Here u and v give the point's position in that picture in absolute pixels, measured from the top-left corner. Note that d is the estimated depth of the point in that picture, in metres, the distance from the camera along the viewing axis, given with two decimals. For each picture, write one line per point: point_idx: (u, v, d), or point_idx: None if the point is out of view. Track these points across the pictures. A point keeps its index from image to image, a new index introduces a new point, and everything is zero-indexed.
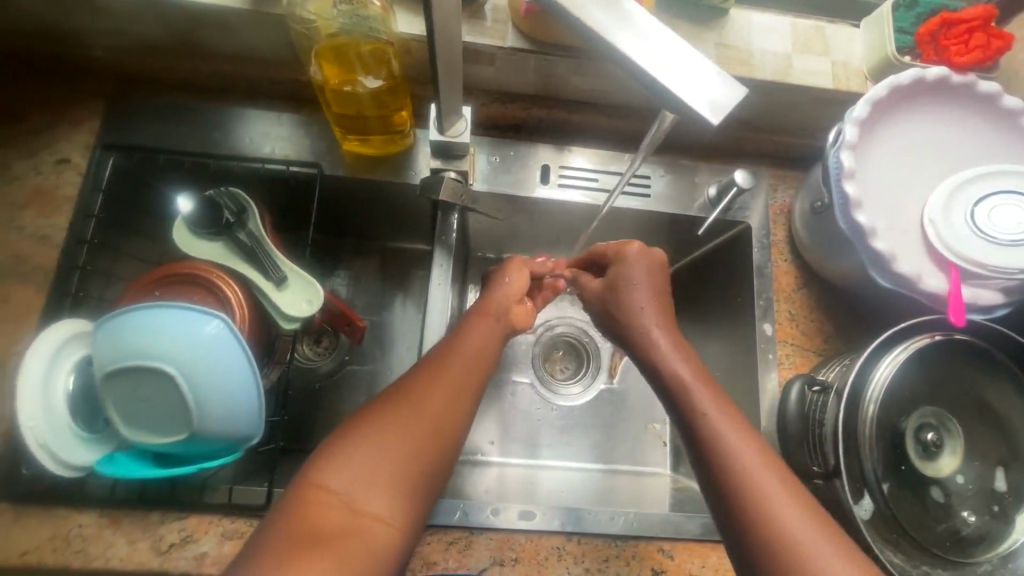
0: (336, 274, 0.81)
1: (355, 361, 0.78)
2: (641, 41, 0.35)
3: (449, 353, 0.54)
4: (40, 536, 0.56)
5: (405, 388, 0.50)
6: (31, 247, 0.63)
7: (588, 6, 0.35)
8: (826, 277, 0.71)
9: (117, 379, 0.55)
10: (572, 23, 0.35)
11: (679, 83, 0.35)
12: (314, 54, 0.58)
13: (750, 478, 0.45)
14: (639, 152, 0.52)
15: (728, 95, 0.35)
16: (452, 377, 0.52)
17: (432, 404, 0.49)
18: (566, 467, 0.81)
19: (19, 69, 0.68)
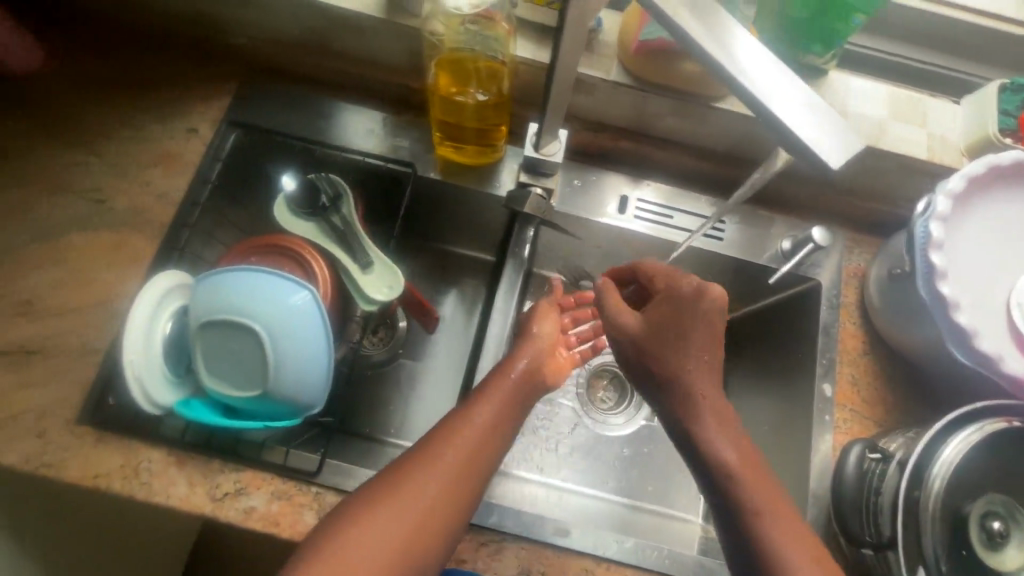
0: (405, 269, 0.85)
1: (406, 355, 0.81)
2: (759, 80, 0.37)
3: (453, 426, 0.55)
4: (113, 464, 0.60)
5: (403, 469, 0.51)
6: (152, 201, 0.70)
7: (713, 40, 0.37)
8: (894, 346, 0.70)
9: (211, 332, 0.60)
10: (699, 53, 0.37)
11: (798, 124, 0.36)
12: (434, 64, 0.63)
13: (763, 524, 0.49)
14: (731, 201, 0.61)
15: (846, 146, 0.36)
16: (471, 439, 0.54)
17: (443, 477, 0.51)
18: (594, 496, 0.80)
19: (170, 45, 0.76)
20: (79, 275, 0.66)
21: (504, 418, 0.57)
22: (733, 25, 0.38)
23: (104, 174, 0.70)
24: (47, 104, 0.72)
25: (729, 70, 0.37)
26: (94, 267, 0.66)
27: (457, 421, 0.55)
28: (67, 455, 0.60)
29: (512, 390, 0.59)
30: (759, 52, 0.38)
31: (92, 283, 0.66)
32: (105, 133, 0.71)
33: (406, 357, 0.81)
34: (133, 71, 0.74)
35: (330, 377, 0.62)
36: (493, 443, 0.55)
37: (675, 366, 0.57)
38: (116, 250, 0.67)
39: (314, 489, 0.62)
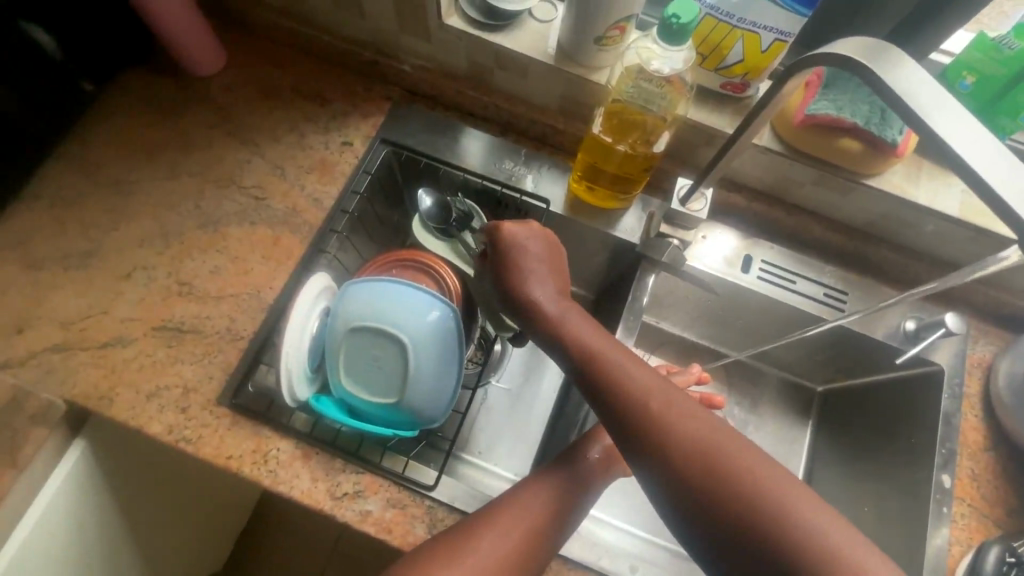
0: None
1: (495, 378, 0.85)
2: (1005, 178, 0.36)
3: (513, 496, 0.59)
4: (245, 447, 0.64)
5: (467, 527, 0.56)
6: (306, 205, 0.75)
7: (960, 135, 0.36)
8: (1020, 446, 0.67)
9: (358, 337, 0.63)
10: (940, 147, 0.37)
11: None
12: (600, 112, 0.68)
13: (741, 480, 0.43)
14: (937, 282, 0.49)
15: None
16: (549, 495, 0.59)
17: (522, 522, 0.57)
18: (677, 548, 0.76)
19: (336, 64, 0.82)
20: (236, 265, 0.71)
21: (564, 500, 0.60)
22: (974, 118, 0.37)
23: (266, 174, 0.76)
24: (226, 106, 0.79)
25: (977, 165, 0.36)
26: (249, 259, 0.72)
27: (517, 492, 0.59)
28: (205, 432, 0.64)
29: (578, 485, 0.62)
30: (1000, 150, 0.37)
31: (247, 273, 0.71)
32: (272, 138, 0.78)
33: (493, 380, 0.85)
34: (302, 84, 0.81)
35: (454, 394, 0.66)
36: (562, 518, 0.59)
37: (571, 334, 0.54)
38: (271, 246, 0.72)
39: (427, 503, 0.63)
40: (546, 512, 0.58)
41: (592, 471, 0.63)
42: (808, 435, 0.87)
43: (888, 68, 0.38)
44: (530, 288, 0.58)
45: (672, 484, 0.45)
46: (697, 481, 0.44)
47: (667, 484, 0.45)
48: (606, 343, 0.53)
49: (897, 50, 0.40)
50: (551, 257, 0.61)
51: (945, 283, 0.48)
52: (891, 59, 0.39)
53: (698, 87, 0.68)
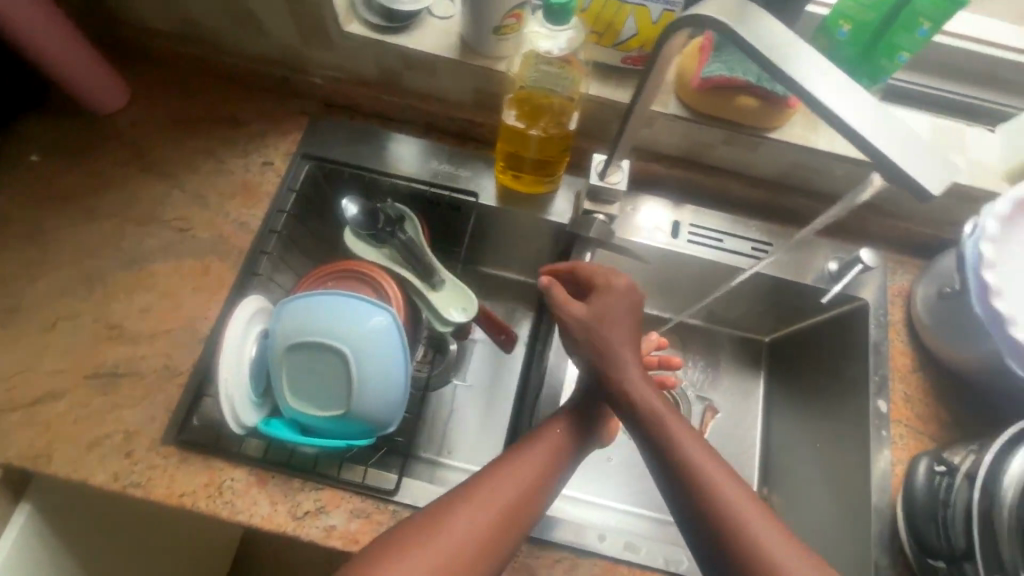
0: None
1: (459, 377, 0.84)
2: (856, 111, 0.39)
3: (493, 470, 0.57)
4: (198, 483, 0.62)
5: (443, 505, 0.54)
6: (232, 230, 0.73)
7: (811, 76, 0.39)
8: (944, 363, 0.72)
9: (297, 353, 0.62)
10: (794, 87, 0.39)
11: (899, 153, 0.38)
12: (508, 100, 0.68)
13: (747, 524, 0.49)
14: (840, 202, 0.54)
15: (938, 177, 0.38)
16: (539, 460, 0.58)
17: (504, 492, 0.55)
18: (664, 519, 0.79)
19: (246, 85, 0.80)
20: (166, 301, 0.69)
21: (549, 472, 0.58)
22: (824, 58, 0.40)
23: (186, 204, 0.74)
24: (136, 141, 0.77)
25: (827, 102, 0.39)
26: (179, 292, 0.70)
27: (499, 465, 0.57)
28: (154, 474, 0.62)
29: (561, 452, 0.60)
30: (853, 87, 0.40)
31: (179, 307, 0.69)
32: (188, 167, 0.76)
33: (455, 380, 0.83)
34: (212, 108, 0.79)
35: (406, 396, 0.65)
36: (553, 481, 0.58)
37: (637, 385, 0.57)
38: (200, 276, 0.71)
39: (392, 507, 0.63)
40: (527, 485, 0.56)
41: (575, 439, 0.61)
42: (762, 384, 0.90)
43: (743, 21, 0.41)
44: (609, 336, 0.59)
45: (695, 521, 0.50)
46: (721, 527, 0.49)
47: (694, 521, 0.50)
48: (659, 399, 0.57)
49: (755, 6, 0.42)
50: (632, 314, 0.61)
51: (846, 203, 0.53)
52: (747, 13, 0.41)
53: (602, 65, 0.70)
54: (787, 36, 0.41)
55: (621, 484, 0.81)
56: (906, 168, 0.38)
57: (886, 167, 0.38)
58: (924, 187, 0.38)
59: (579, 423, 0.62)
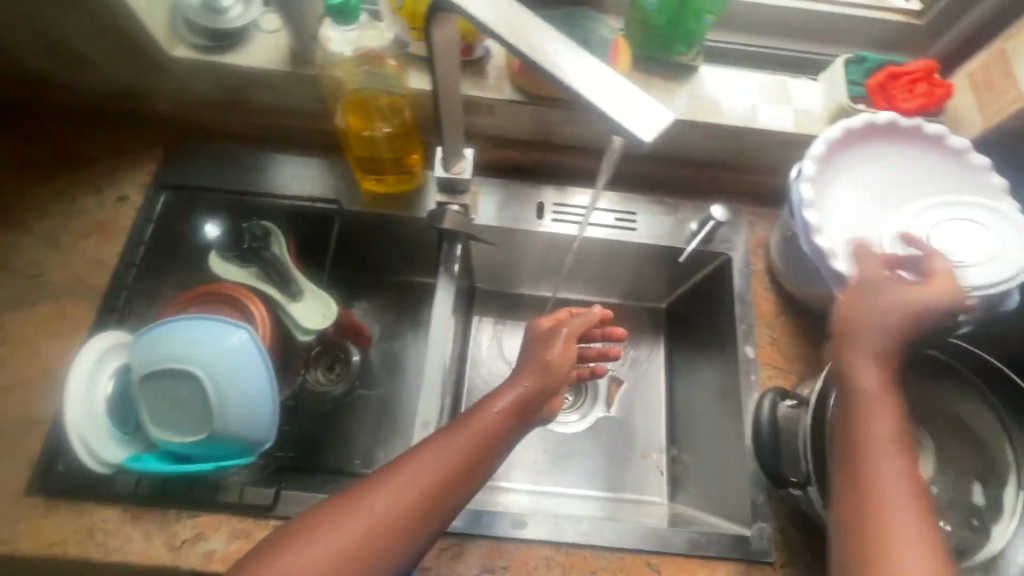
0: (360, 306, 0.88)
1: (364, 386, 0.83)
2: (569, 67, 0.39)
3: (418, 450, 0.54)
4: (67, 529, 0.61)
5: (366, 484, 0.51)
6: (88, 270, 0.72)
7: (525, 38, 0.40)
8: (803, 303, 0.75)
9: (151, 383, 0.62)
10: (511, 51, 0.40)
11: (609, 102, 0.38)
12: (341, 106, 0.68)
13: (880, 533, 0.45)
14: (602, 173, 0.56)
15: (654, 121, 0.37)
16: (479, 432, 0.56)
17: (438, 460, 0.53)
18: (584, 493, 0.84)
19: (92, 122, 0.79)
20: (23, 351, 0.68)
21: (479, 454, 0.55)
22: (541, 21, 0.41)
23: (39, 250, 0.73)
24: None
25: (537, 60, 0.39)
26: (36, 340, 0.68)
27: (426, 444, 0.55)
28: (19, 528, 0.61)
29: (498, 429, 0.57)
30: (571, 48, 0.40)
31: (37, 355, 0.68)
32: (37, 212, 0.74)
33: (363, 390, 0.83)
34: (58, 150, 0.77)
35: (276, 410, 0.64)
36: (495, 452, 0.56)
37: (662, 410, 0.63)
38: (57, 320, 0.70)
39: (273, 522, 0.63)
40: (449, 466, 0.53)
41: (512, 417, 0.58)
42: (662, 349, 0.93)
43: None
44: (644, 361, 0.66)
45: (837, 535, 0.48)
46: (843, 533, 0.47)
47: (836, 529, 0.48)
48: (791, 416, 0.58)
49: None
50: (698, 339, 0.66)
51: (607, 165, 0.54)
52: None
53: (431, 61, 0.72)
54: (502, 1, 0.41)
55: (535, 466, 0.85)
56: (616, 117, 0.37)
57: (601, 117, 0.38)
58: (635, 134, 0.37)
59: (514, 401, 0.59)
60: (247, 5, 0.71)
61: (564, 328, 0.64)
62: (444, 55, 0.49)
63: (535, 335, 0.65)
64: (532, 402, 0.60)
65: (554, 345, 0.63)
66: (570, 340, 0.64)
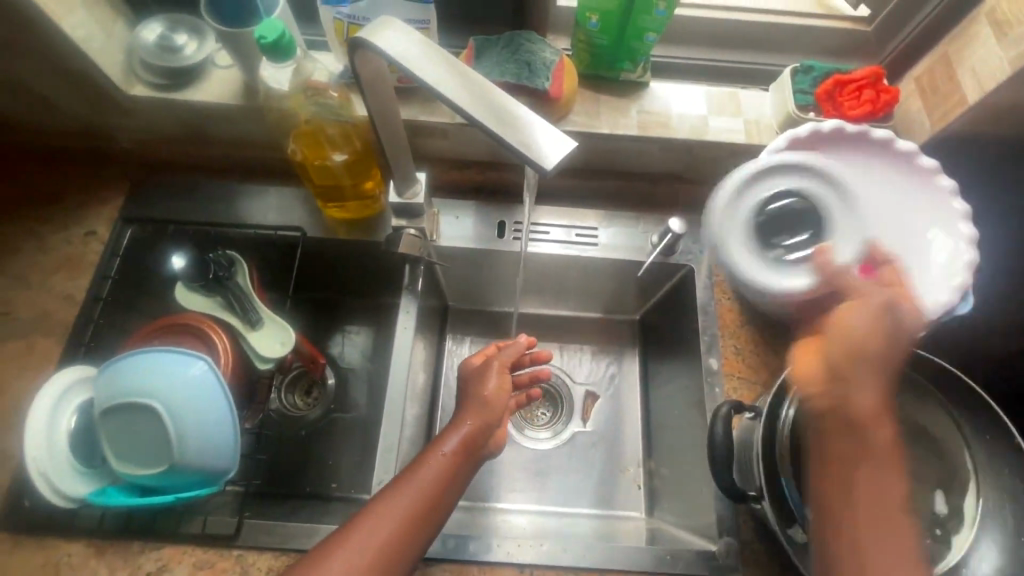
0: (337, 331, 0.89)
1: (339, 410, 0.83)
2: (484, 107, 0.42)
3: (375, 502, 0.55)
4: (32, 565, 0.62)
5: (328, 542, 0.52)
6: (57, 305, 0.74)
7: (444, 82, 0.43)
8: (764, 312, 0.75)
9: (112, 417, 0.63)
10: (433, 92, 0.43)
11: (520, 136, 0.40)
12: (295, 138, 0.69)
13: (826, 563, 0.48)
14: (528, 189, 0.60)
15: (558, 148, 0.39)
16: (433, 478, 0.57)
17: (397, 510, 0.54)
18: (576, 512, 0.83)
19: (62, 160, 0.81)
20: None
21: (434, 500, 0.56)
22: (460, 62, 0.44)
23: (9, 288, 0.74)
24: None
25: (450, 98, 0.42)
26: (5, 376, 0.70)
27: (380, 496, 0.55)
28: None
29: (448, 472, 0.58)
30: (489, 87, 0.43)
31: (6, 390, 0.69)
32: (7, 251, 0.76)
33: (339, 413, 0.83)
34: (28, 189, 0.79)
35: (238, 440, 0.65)
36: (449, 493, 0.57)
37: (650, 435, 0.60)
38: (26, 356, 0.71)
39: (236, 552, 0.63)
40: (407, 514, 0.54)
41: (460, 456, 0.59)
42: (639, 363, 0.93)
43: (383, 34, 0.44)
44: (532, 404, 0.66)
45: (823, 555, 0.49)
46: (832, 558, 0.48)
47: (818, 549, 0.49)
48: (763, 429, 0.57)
49: (399, 20, 0.45)
50: None
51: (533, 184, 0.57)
52: (383, 25, 0.44)
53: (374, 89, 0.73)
54: (426, 46, 0.44)
55: (517, 485, 0.85)
56: (524, 151, 0.40)
57: (511, 150, 0.40)
58: (540, 165, 0.39)
59: (460, 439, 0.60)
60: (201, 42, 0.74)
61: (494, 360, 0.66)
62: (374, 86, 0.50)
63: (469, 373, 0.66)
64: (477, 440, 0.61)
65: (488, 379, 0.64)
66: (504, 371, 0.66)
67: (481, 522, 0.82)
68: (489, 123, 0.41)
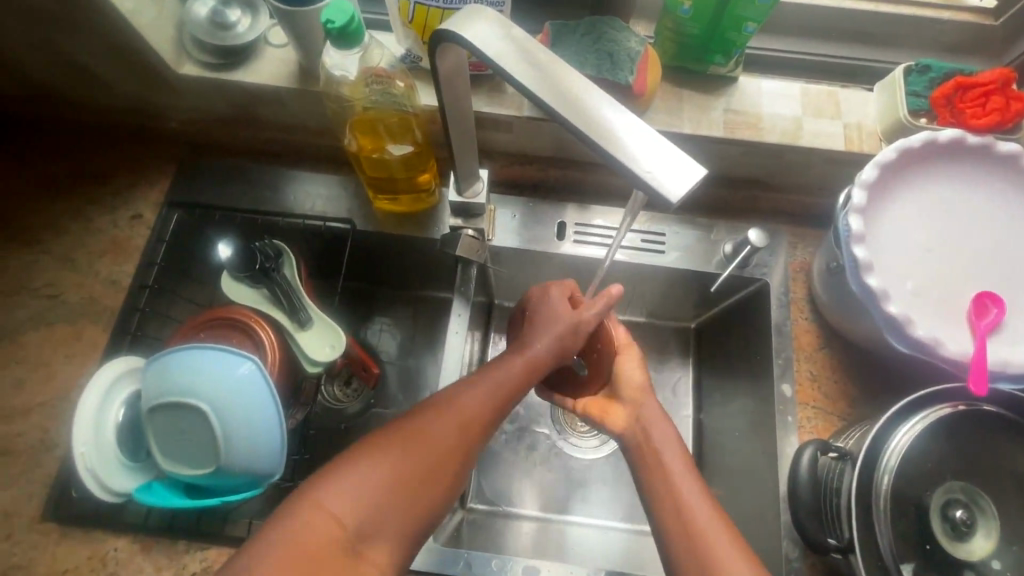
0: (377, 322, 0.85)
1: (380, 404, 0.80)
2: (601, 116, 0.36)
3: (470, 382, 0.53)
4: (80, 557, 0.61)
5: (394, 434, 0.49)
6: (103, 290, 0.72)
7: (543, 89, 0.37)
8: (846, 337, 0.69)
9: (158, 414, 0.60)
10: (536, 102, 0.37)
11: (636, 157, 0.35)
12: (350, 127, 0.64)
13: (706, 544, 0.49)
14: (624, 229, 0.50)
15: (687, 178, 0.34)
16: (510, 381, 0.54)
17: (468, 411, 0.51)
18: (616, 526, 0.79)
19: (109, 138, 0.78)
20: (39, 373, 0.68)
21: (508, 398, 0.54)
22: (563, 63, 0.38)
23: (56, 270, 0.72)
24: None
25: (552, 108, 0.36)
26: (52, 361, 0.69)
27: (445, 398, 0.52)
28: (35, 554, 0.61)
29: (526, 374, 0.55)
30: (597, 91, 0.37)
31: (53, 376, 0.68)
32: (54, 231, 0.74)
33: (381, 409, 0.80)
34: (75, 166, 0.77)
35: (284, 442, 0.60)
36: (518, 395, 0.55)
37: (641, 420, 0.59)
38: (73, 342, 0.70)
39: None
40: (495, 402, 0.53)
41: (533, 371, 0.56)
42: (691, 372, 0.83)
43: (473, 27, 0.39)
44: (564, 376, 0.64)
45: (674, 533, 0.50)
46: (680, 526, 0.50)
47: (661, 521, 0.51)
48: (652, 408, 0.59)
49: (493, 11, 0.39)
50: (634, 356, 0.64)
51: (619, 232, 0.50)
52: (479, 15, 0.39)
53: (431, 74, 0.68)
54: (522, 41, 0.38)
55: (558, 493, 0.81)
56: (640, 174, 0.34)
57: (619, 169, 0.35)
58: (660, 192, 0.34)
59: (546, 350, 0.56)
60: (255, 18, 0.69)
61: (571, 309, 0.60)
62: (450, 83, 0.45)
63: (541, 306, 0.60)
64: (545, 361, 0.56)
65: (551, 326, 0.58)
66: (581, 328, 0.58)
67: (514, 529, 0.78)
68: (601, 141, 0.35)
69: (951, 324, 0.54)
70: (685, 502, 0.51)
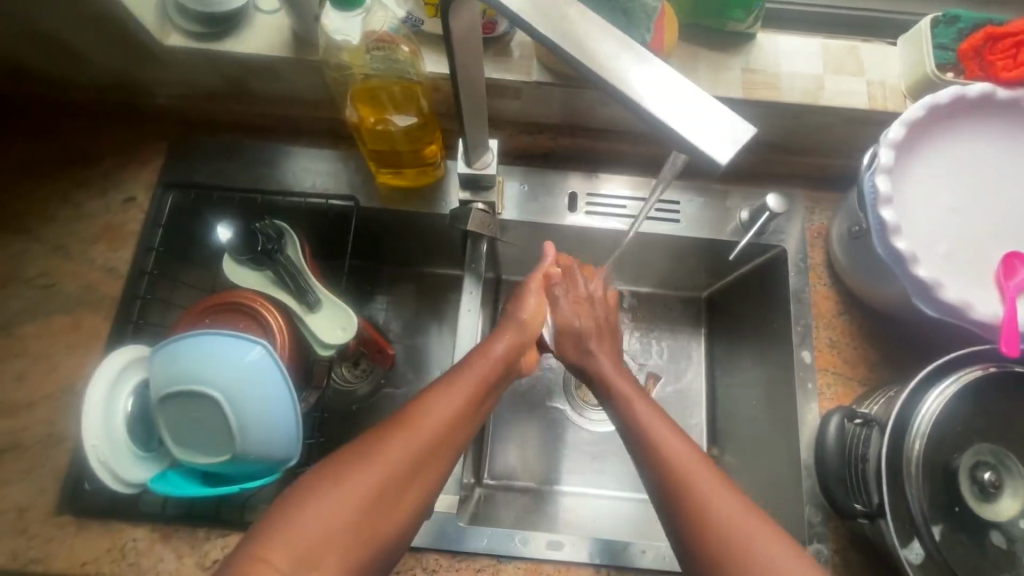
0: (382, 301, 0.83)
1: (390, 385, 0.79)
2: (638, 68, 0.34)
3: (423, 402, 0.52)
4: (99, 548, 0.60)
5: (347, 456, 0.48)
6: (101, 278, 0.69)
7: (577, 37, 0.34)
8: (867, 301, 0.67)
9: (167, 402, 0.58)
10: (562, 54, 0.34)
11: (675, 116, 0.33)
12: (351, 98, 0.61)
13: (740, 532, 0.44)
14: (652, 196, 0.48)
15: (733, 139, 0.32)
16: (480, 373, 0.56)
17: (438, 414, 0.51)
18: (625, 497, 0.79)
19: (93, 118, 0.74)
20: (41, 365, 0.66)
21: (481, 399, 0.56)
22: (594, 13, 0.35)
23: (50, 258, 0.69)
24: None
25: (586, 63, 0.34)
26: (53, 352, 0.67)
27: (404, 422, 0.50)
28: (52, 547, 0.60)
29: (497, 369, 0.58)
30: (619, 37, 0.35)
31: (56, 368, 0.66)
32: (43, 217, 0.71)
33: (392, 389, 0.79)
34: (59, 149, 0.73)
35: (298, 425, 0.59)
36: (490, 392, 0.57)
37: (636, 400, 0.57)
38: (72, 332, 0.67)
39: None
40: (452, 413, 0.52)
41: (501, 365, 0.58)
42: (703, 341, 0.82)
43: None
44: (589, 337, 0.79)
45: (683, 522, 0.46)
46: (697, 514, 0.45)
47: (662, 505, 0.48)
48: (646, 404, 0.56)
49: None
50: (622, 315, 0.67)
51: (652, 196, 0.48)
52: None
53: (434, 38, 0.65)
54: None
55: (571, 467, 0.80)
56: (682, 133, 0.32)
57: (659, 130, 0.33)
58: (706, 154, 0.32)
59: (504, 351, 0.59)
60: None
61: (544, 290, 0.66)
62: (463, 44, 0.42)
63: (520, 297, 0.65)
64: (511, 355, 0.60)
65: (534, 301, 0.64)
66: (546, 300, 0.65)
67: (528, 504, 0.78)
68: (635, 99, 0.33)
69: (979, 287, 0.53)
70: (694, 482, 0.47)
